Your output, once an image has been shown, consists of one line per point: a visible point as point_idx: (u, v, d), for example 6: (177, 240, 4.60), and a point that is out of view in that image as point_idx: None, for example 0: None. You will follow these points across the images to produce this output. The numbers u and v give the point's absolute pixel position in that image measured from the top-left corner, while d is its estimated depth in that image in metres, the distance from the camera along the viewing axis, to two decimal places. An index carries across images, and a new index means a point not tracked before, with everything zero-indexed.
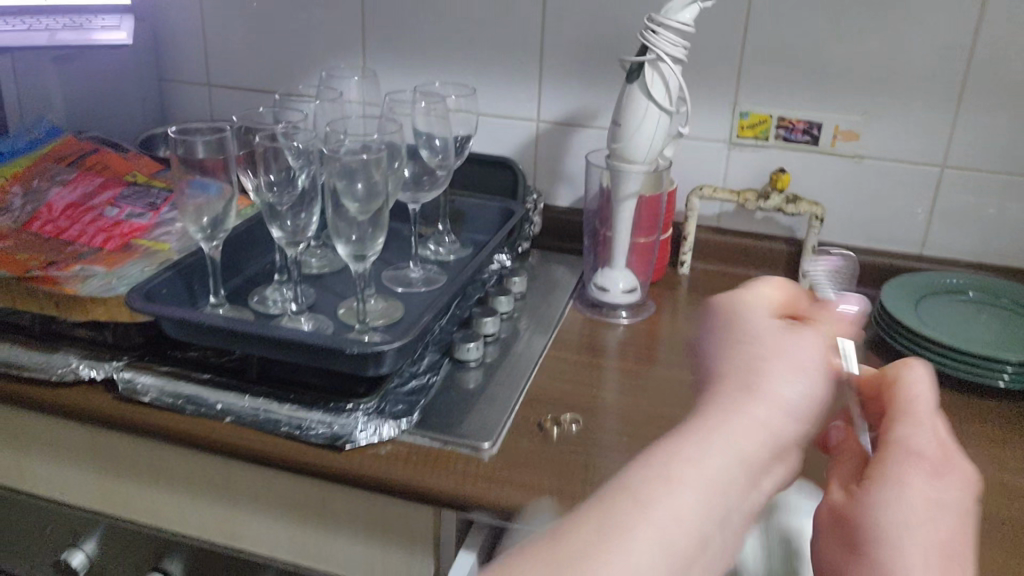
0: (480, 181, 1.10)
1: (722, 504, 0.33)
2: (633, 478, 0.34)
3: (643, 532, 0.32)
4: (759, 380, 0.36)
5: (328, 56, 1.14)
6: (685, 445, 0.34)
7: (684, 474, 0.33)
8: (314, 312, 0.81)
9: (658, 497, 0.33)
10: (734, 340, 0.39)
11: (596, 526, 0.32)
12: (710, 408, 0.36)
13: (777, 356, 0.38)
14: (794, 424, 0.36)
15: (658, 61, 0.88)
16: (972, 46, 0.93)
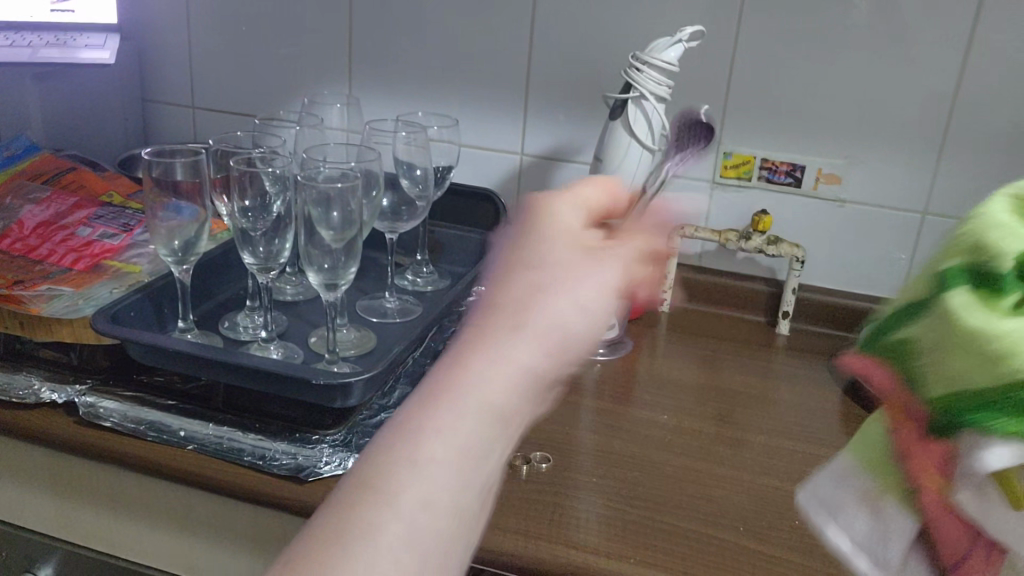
0: (463, 212, 1.09)
1: (484, 448, 0.35)
2: (391, 442, 0.34)
3: (399, 531, 0.33)
4: (528, 309, 0.36)
5: (313, 81, 1.14)
6: (438, 394, 0.34)
7: (448, 423, 0.34)
8: (285, 341, 0.80)
9: (417, 464, 0.33)
10: (536, 254, 0.38)
11: (354, 512, 0.33)
12: (456, 350, 0.36)
13: (575, 284, 0.37)
14: (557, 344, 0.36)
15: (641, 99, 0.88)
16: (955, 90, 0.93)
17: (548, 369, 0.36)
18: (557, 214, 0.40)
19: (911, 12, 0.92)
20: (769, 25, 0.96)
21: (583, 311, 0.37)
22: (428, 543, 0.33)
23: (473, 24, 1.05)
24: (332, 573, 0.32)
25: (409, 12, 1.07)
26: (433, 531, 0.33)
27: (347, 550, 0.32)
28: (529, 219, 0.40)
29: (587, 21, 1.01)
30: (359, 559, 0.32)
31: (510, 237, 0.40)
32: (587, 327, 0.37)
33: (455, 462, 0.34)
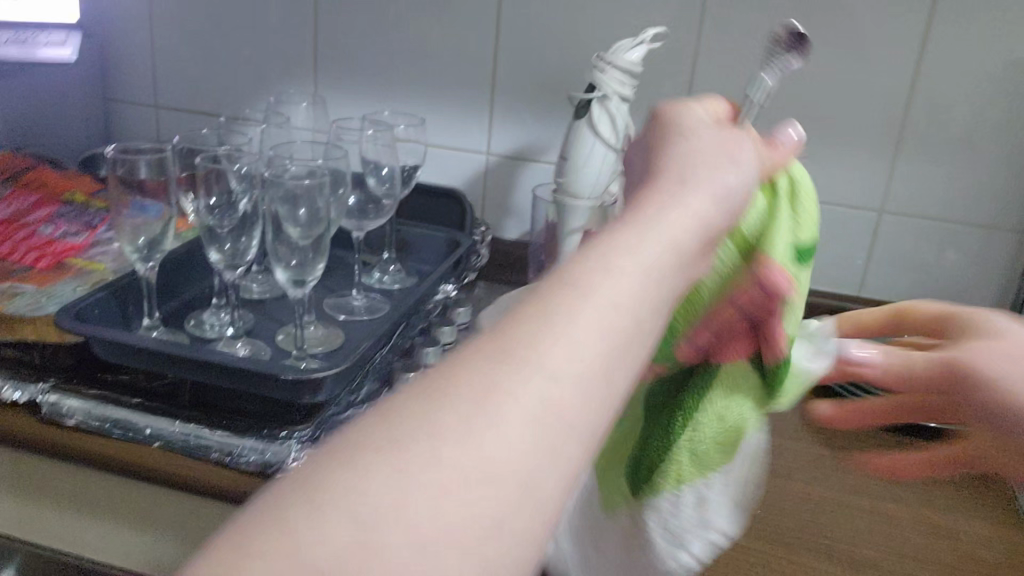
0: (428, 211, 1.10)
1: (639, 310, 0.33)
2: (559, 286, 0.33)
3: (593, 318, 0.32)
4: (692, 172, 0.39)
5: (279, 82, 1.14)
6: (614, 230, 0.35)
7: (616, 260, 0.34)
8: (251, 338, 0.80)
9: (592, 292, 0.32)
10: (679, 131, 0.43)
11: (492, 356, 0.30)
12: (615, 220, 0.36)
13: (725, 154, 0.41)
14: (719, 198, 0.39)
15: (605, 99, 0.90)
16: (908, 93, 0.96)
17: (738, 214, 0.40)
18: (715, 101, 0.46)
19: (865, 15, 0.94)
20: (729, 27, 0.98)
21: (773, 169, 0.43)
22: (575, 403, 0.30)
23: (439, 25, 1.06)
24: (471, 419, 0.28)
25: (374, 12, 1.07)
26: (609, 374, 0.31)
27: (497, 374, 0.30)
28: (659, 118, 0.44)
29: (550, 22, 1.02)
30: (500, 404, 0.29)
31: (646, 156, 0.43)
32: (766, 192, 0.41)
33: (641, 303, 0.33)
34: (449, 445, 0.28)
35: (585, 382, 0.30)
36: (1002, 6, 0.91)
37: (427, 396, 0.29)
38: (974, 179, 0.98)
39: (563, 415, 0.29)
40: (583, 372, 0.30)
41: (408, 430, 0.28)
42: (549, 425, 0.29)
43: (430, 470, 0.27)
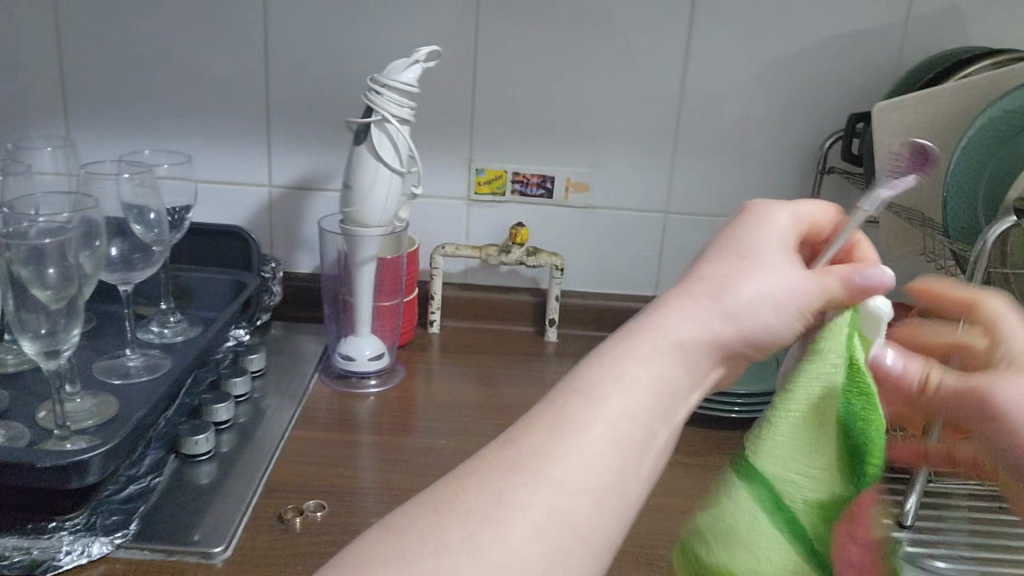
0: (209, 252, 1.02)
1: (625, 434, 0.41)
2: (555, 413, 0.41)
3: (557, 475, 0.39)
4: (659, 320, 0.45)
5: (22, 124, 1.02)
6: (578, 394, 0.42)
7: (580, 431, 0.40)
8: (4, 421, 0.70)
9: (560, 449, 0.40)
10: (721, 243, 0.48)
11: (495, 469, 0.40)
12: (611, 346, 0.44)
13: (685, 314, 0.45)
14: (688, 351, 0.44)
15: (383, 121, 0.86)
16: (679, 98, 1.00)
17: (752, 317, 0.45)
18: (762, 234, 0.47)
19: (631, 24, 0.97)
20: (504, 41, 0.98)
21: (774, 268, 0.46)
22: (560, 505, 0.38)
23: (201, 53, 0.99)
24: (469, 526, 0.37)
25: (126, 42, 0.98)
26: (563, 519, 0.38)
27: (471, 515, 0.38)
28: (738, 223, 0.49)
29: (322, 46, 0.98)
30: (501, 507, 0.38)
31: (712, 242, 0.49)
32: (776, 304, 0.45)
33: (606, 461, 0.40)
34: (460, 535, 0.37)
35: (562, 509, 0.38)
36: (756, 11, 0.96)
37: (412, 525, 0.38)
38: (746, 174, 1.03)
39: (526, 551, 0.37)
40: (569, 489, 0.39)
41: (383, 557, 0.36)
42: (546, 521, 0.38)
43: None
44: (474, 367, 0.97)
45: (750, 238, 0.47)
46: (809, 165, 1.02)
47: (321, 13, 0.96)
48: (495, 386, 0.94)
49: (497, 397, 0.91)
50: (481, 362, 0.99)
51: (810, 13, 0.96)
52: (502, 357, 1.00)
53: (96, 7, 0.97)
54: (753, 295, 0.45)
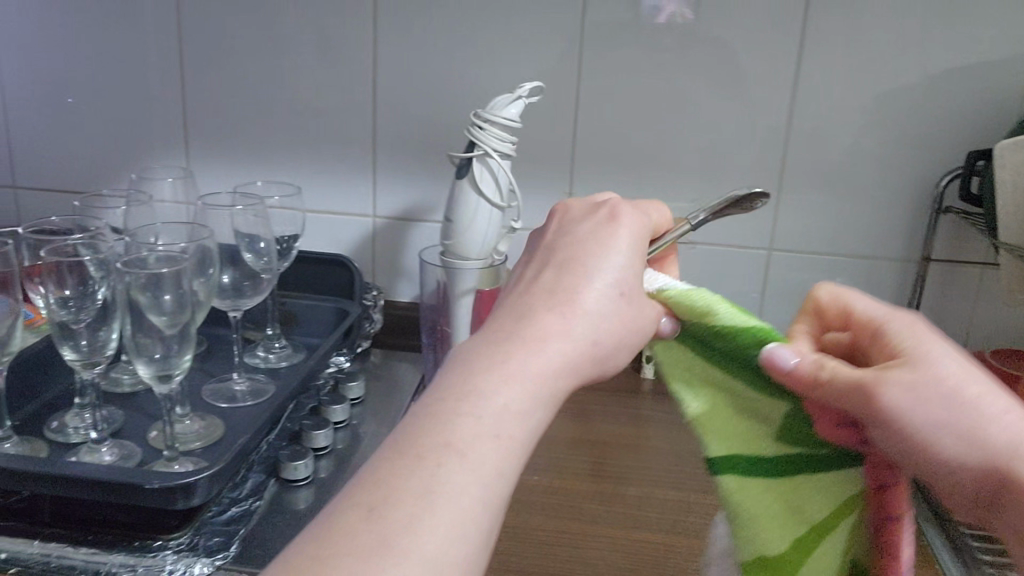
0: (314, 280, 1.05)
1: (490, 484, 0.42)
2: (411, 466, 0.41)
3: (478, 463, 0.42)
4: (547, 317, 0.48)
5: (146, 155, 1.08)
6: (474, 384, 0.45)
7: (481, 422, 0.43)
8: (119, 439, 0.73)
9: (470, 439, 0.42)
10: (580, 257, 0.51)
11: (360, 539, 0.38)
12: (461, 383, 0.45)
13: (570, 314, 0.48)
14: (575, 344, 0.48)
15: (486, 156, 0.88)
16: (786, 132, 0.97)
17: (601, 344, 0.49)
18: (608, 249, 0.52)
19: (736, 59, 0.95)
20: (606, 76, 0.98)
21: (623, 294, 0.50)
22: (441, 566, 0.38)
23: (311, 88, 1.02)
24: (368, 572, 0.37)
25: (243, 77, 1.03)
26: (483, 505, 0.41)
27: (414, 509, 0.39)
28: (590, 241, 0.52)
29: (428, 80, 1.00)
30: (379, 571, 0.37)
31: (565, 253, 0.52)
32: (621, 332, 0.50)
33: (507, 447, 0.43)
34: (400, 523, 0.39)
35: (478, 497, 0.41)
36: (870, 43, 0.93)
37: (357, 518, 0.39)
38: (856, 211, 0.99)
39: (458, 535, 0.39)
40: (445, 545, 0.39)
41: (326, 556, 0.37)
42: (473, 509, 0.40)
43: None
44: (570, 402, 0.96)
45: (605, 254, 0.52)
46: (925, 202, 0.97)
47: (427, 49, 0.99)
48: (591, 421, 0.92)
49: (593, 433, 0.90)
50: (577, 395, 0.98)
51: (928, 44, 0.92)
52: (600, 392, 0.99)
53: (216, 45, 1.02)
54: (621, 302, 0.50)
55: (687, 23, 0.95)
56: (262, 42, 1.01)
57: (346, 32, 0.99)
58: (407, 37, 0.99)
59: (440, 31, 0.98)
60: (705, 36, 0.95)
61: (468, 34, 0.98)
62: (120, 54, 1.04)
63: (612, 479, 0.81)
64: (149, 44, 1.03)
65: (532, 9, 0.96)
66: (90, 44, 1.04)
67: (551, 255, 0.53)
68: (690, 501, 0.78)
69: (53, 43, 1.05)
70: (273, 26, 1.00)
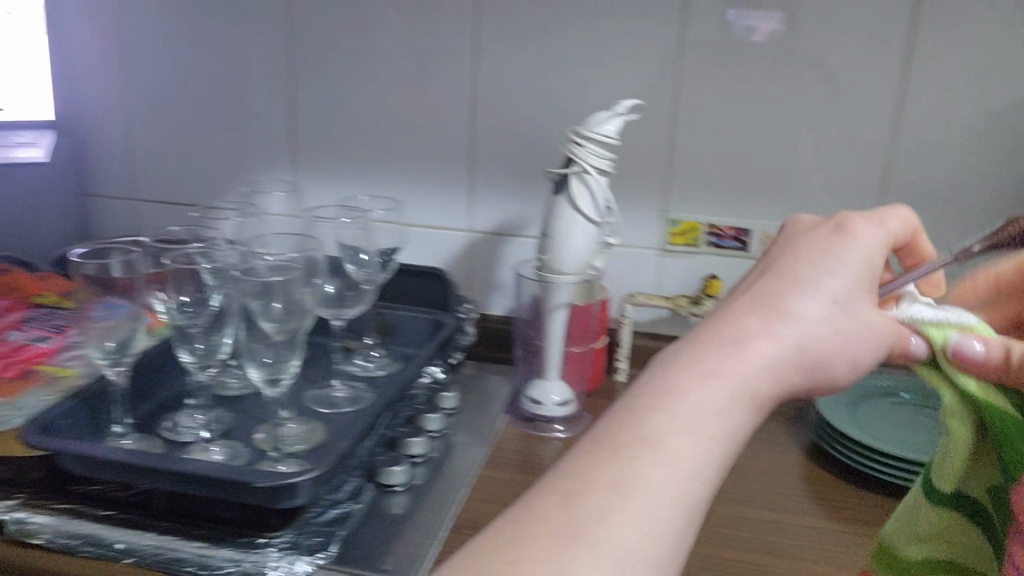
0: (411, 292, 1.08)
1: (690, 485, 0.40)
2: (613, 462, 0.40)
3: (674, 462, 0.40)
4: (773, 315, 0.45)
5: (255, 170, 1.13)
6: (686, 385, 0.42)
7: (687, 423, 0.41)
8: (227, 440, 0.77)
9: (670, 439, 0.40)
10: (813, 262, 0.47)
11: (556, 523, 0.38)
12: (671, 383, 0.43)
13: (802, 314, 0.45)
14: (794, 348, 0.44)
15: (583, 173, 0.88)
16: (890, 150, 0.95)
17: (813, 354, 0.44)
18: (837, 250, 0.47)
19: (838, 76, 0.94)
20: (704, 94, 0.97)
21: (840, 303, 0.45)
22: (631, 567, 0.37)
23: (412, 105, 1.05)
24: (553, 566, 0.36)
25: (347, 96, 1.07)
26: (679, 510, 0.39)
27: (604, 502, 0.38)
28: (824, 242, 0.48)
29: (525, 98, 1.02)
30: (565, 563, 0.36)
31: (791, 254, 0.48)
32: (843, 342, 0.45)
33: (714, 451, 0.41)
34: (593, 514, 0.38)
35: (673, 497, 0.39)
36: (980, 58, 0.90)
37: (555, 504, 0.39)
38: (964, 232, 0.96)
39: (651, 536, 0.38)
40: (633, 545, 0.37)
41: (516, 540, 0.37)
42: (670, 513, 0.39)
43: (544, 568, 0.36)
44: None
45: (834, 254, 0.47)
46: None
47: (525, 67, 1.00)
48: None
49: None
50: None
51: None
52: None
53: (323, 65, 1.06)
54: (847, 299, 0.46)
55: (787, 40, 0.94)
56: (366, 62, 1.05)
57: (447, 51, 1.02)
58: (506, 56, 1.01)
59: (538, 50, 1.00)
60: (805, 52, 0.94)
61: (566, 53, 0.99)
62: (234, 73, 1.09)
63: (705, 499, 0.80)
64: (260, 64, 1.08)
65: (629, 28, 0.97)
66: (206, 64, 1.10)
67: (761, 269, 0.49)
68: (787, 525, 0.76)
69: (173, 64, 1.11)
70: (377, 46, 1.04)
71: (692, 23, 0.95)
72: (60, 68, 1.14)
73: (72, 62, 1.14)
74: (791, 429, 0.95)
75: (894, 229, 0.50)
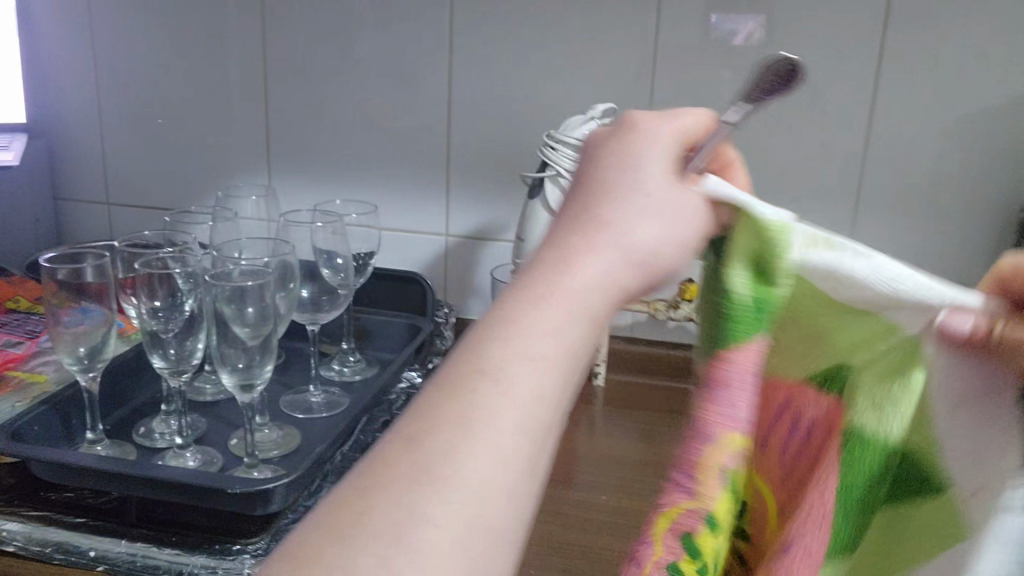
0: (388, 296, 1.08)
1: (534, 409, 0.36)
2: (451, 401, 0.36)
3: (516, 389, 0.36)
4: (606, 217, 0.42)
5: (230, 172, 1.13)
6: (517, 296, 0.39)
7: (513, 347, 0.37)
8: (202, 446, 0.76)
9: (505, 367, 0.37)
10: (629, 167, 0.44)
11: (399, 479, 0.34)
12: (501, 310, 0.39)
13: (634, 214, 0.42)
14: (640, 254, 0.41)
15: (558, 176, 0.89)
16: (863, 155, 0.96)
17: (649, 259, 0.42)
18: (647, 152, 0.45)
19: (811, 80, 0.95)
20: (679, 98, 0.98)
21: (668, 207, 0.43)
22: (488, 504, 0.34)
23: (389, 108, 1.05)
24: (393, 533, 0.32)
25: (323, 98, 1.07)
26: (523, 443, 0.36)
27: (445, 448, 0.35)
28: (629, 142, 0.45)
29: (502, 102, 1.02)
30: (408, 526, 0.32)
31: (605, 156, 0.45)
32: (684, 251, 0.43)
33: (554, 369, 0.38)
34: (430, 464, 0.34)
35: (514, 431, 0.36)
36: (951, 65, 0.91)
37: (404, 448, 0.35)
38: (936, 235, 0.97)
39: (501, 472, 0.35)
40: (484, 484, 0.34)
41: (355, 516, 0.33)
42: (514, 449, 0.35)
43: (401, 538, 0.32)
44: (641, 422, 0.96)
45: (643, 159, 0.44)
46: (1010, 226, 0.95)
47: (502, 71, 1.01)
48: (662, 443, 0.92)
49: (663, 454, 0.89)
50: (648, 416, 0.98)
51: (1013, 66, 0.90)
52: (670, 413, 0.99)
53: (299, 68, 1.06)
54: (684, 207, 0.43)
55: (761, 45, 0.95)
56: (343, 65, 1.05)
57: (425, 56, 1.02)
58: (483, 60, 1.01)
59: (515, 54, 1.00)
60: (779, 57, 0.95)
61: (543, 57, 0.99)
62: (208, 75, 1.09)
63: None
64: (236, 67, 1.08)
65: (606, 33, 0.97)
66: (180, 66, 1.09)
67: (576, 179, 0.46)
68: None
69: (146, 66, 1.10)
70: (354, 50, 1.04)
71: (668, 29, 0.96)
72: (32, 70, 1.13)
73: (43, 64, 1.13)
74: None
75: (688, 130, 0.47)
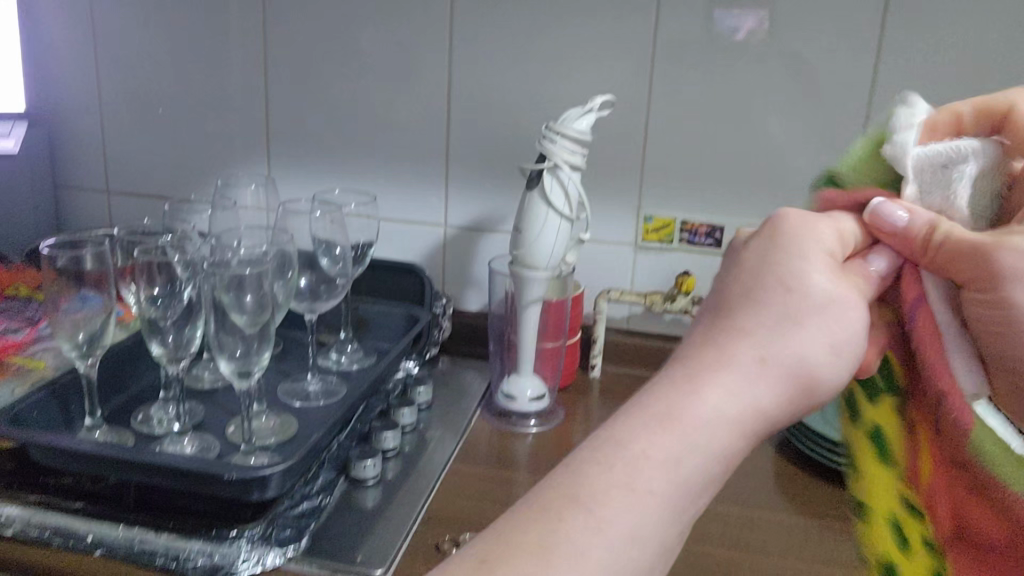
0: (386, 287, 1.08)
1: (633, 541, 0.43)
2: (568, 484, 0.45)
3: (642, 495, 0.44)
4: (735, 350, 0.46)
5: (230, 162, 1.13)
6: (639, 414, 0.46)
7: (643, 450, 0.45)
8: (200, 433, 0.77)
9: (634, 459, 0.45)
10: (796, 262, 0.48)
11: (516, 546, 0.43)
12: (630, 427, 0.46)
13: (797, 339, 0.46)
14: (765, 395, 0.46)
15: (556, 168, 0.89)
16: (860, 150, 0.96)
17: (753, 417, 0.46)
18: (824, 263, 0.48)
19: (809, 76, 0.95)
20: (677, 92, 0.98)
21: (778, 333, 0.46)
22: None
23: (389, 100, 1.05)
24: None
25: (323, 89, 1.07)
26: (626, 540, 0.43)
27: (572, 529, 0.43)
28: (777, 250, 0.49)
29: (500, 95, 1.02)
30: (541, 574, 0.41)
31: (755, 261, 0.49)
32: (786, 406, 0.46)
33: (674, 496, 0.44)
34: (542, 552, 0.42)
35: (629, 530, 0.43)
36: (949, 62, 0.92)
37: (544, 510, 0.44)
38: None
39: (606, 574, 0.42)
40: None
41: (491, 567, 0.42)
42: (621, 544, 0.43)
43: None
44: None
45: (796, 265, 0.48)
46: None
47: (501, 64, 1.01)
48: None
49: None
50: None
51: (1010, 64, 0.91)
52: None
53: (299, 59, 1.06)
54: (819, 328, 0.47)
55: (759, 40, 0.95)
56: (343, 56, 1.05)
57: (424, 48, 1.03)
58: (482, 53, 1.01)
59: (515, 47, 1.00)
60: (778, 52, 0.95)
61: (542, 50, 1.00)
62: (209, 65, 1.09)
63: None
64: (237, 57, 1.08)
65: (605, 26, 0.97)
66: (180, 55, 1.09)
67: (722, 288, 0.50)
68: (754, 519, 0.78)
69: (147, 55, 1.10)
70: (354, 41, 1.04)
71: (667, 22, 0.96)
72: (32, 58, 1.14)
73: (44, 52, 1.13)
74: (763, 425, 0.96)
75: (855, 236, 0.52)
